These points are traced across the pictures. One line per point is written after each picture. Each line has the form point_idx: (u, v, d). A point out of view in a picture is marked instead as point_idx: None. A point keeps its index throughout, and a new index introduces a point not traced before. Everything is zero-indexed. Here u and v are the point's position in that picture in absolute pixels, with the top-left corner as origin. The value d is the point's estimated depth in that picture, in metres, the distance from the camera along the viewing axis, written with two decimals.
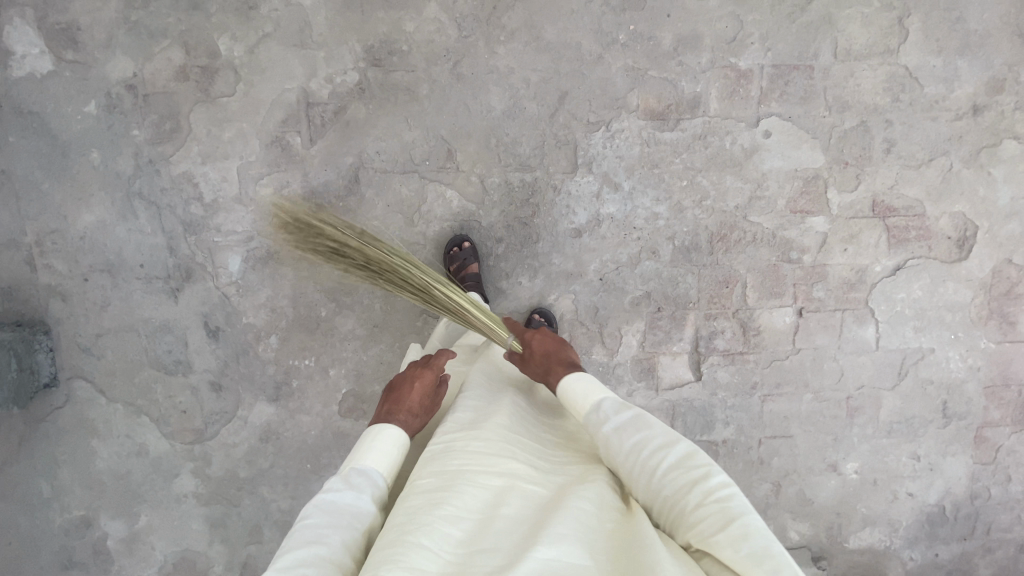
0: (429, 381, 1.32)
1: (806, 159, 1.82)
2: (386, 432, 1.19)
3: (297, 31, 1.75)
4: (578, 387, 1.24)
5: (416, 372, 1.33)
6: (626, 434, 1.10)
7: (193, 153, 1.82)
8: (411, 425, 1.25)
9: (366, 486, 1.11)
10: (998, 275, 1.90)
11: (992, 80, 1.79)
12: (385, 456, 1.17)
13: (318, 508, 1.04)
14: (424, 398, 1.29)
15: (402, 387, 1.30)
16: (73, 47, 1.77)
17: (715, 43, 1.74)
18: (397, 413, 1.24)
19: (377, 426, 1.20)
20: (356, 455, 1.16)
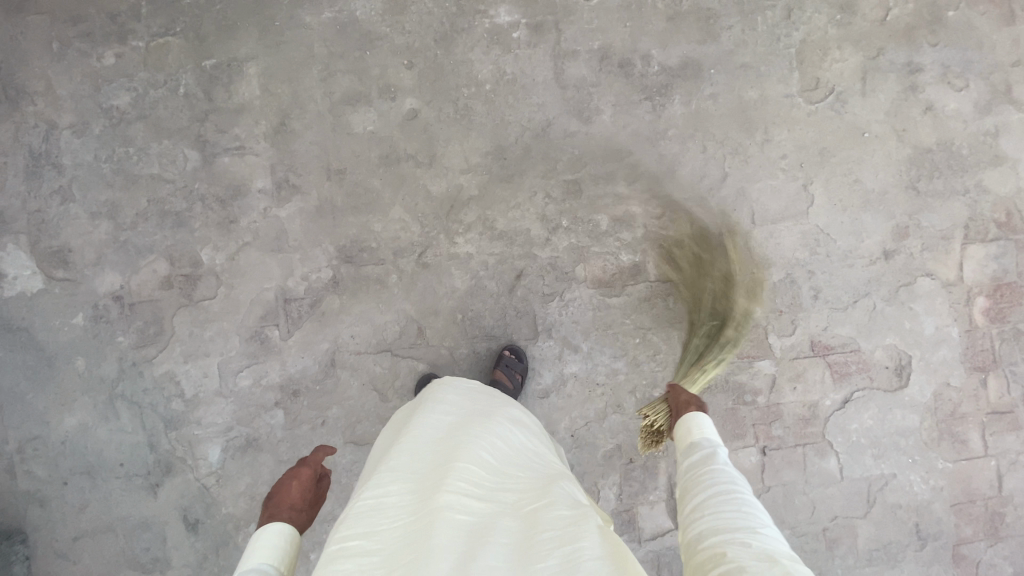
0: (307, 476, 1.23)
1: (744, 310, 2.00)
2: (269, 530, 1.07)
3: (274, 238, 1.93)
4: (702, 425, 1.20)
5: (291, 472, 1.24)
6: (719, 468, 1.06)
7: (176, 352, 1.93)
8: (298, 521, 1.14)
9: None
10: (940, 398, 2.03)
11: (896, 228, 2.02)
12: (274, 551, 1.05)
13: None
14: (306, 492, 1.19)
15: (277, 489, 1.19)
16: (63, 266, 1.91)
17: (646, 220, 1.99)
18: (278, 512, 1.12)
19: (259, 527, 1.09)
20: (241, 561, 1.03)
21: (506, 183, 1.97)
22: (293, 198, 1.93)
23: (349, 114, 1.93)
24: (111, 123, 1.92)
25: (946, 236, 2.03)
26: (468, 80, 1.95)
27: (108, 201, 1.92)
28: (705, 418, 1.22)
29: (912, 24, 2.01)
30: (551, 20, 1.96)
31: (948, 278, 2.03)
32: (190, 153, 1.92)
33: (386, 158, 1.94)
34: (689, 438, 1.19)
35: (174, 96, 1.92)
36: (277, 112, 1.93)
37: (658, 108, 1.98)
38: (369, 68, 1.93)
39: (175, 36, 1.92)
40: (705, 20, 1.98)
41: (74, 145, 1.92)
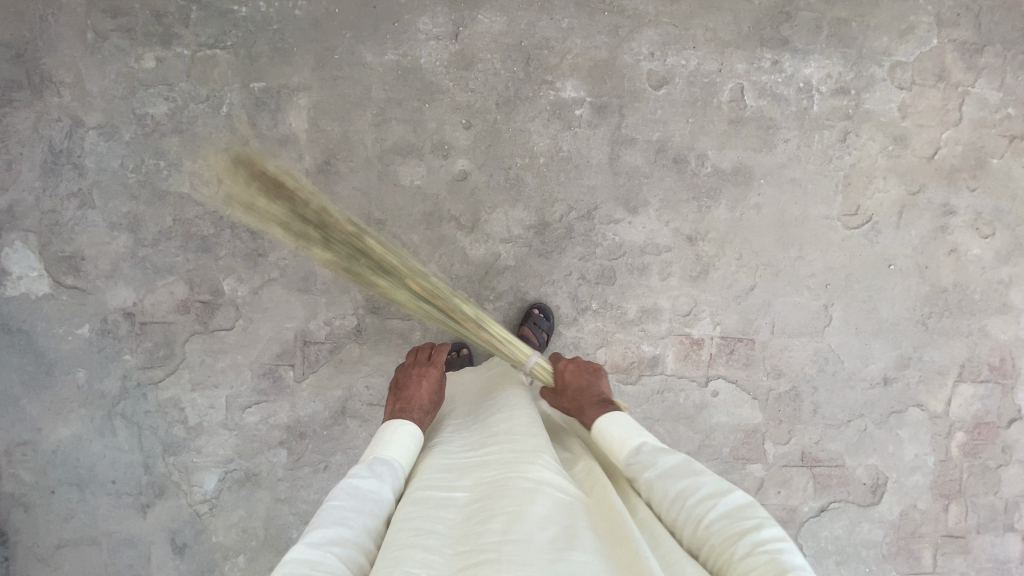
0: (434, 378, 1.44)
1: (747, 415, 2.09)
2: (404, 425, 1.25)
3: (302, 278, 1.89)
4: (615, 428, 1.27)
5: (422, 369, 1.44)
6: (673, 479, 1.12)
7: (184, 378, 1.88)
8: (422, 421, 1.33)
9: (390, 475, 1.14)
10: (905, 517, 2.19)
11: (899, 357, 2.12)
12: (404, 449, 1.21)
13: (345, 491, 1.05)
14: (432, 394, 1.39)
15: (410, 385, 1.40)
16: (74, 273, 1.83)
17: (672, 316, 2.02)
18: (409, 409, 1.31)
19: (394, 420, 1.26)
20: (380, 447, 1.19)
21: (544, 259, 1.97)
22: (327, 241, 1.88)
23: (398, 164, 1.88)
24: (143, 132, 1.81)
25: (942, 371, 2.14)
26: (523, 150, 1.93)
27: (131, 213, 1.82)
28: (610, 416, 1.31)
29: (955, 167, 2.06)
30: (616, 103, 1.94)
31: (935, 411, 2.16)
32: (225, 178, 1.83)
33: (429, 216, 1.91)
34: (613, 448, 1.25)
35: (215, 115, 1.82)
36: (323, 150, 1.85)
37: (703, 210, 2.00)
38: (425, 122, 1.88)
39: (225, 49, 1.80)
40: (765, 129, 2.00)
41: (100, 148, 1.81)
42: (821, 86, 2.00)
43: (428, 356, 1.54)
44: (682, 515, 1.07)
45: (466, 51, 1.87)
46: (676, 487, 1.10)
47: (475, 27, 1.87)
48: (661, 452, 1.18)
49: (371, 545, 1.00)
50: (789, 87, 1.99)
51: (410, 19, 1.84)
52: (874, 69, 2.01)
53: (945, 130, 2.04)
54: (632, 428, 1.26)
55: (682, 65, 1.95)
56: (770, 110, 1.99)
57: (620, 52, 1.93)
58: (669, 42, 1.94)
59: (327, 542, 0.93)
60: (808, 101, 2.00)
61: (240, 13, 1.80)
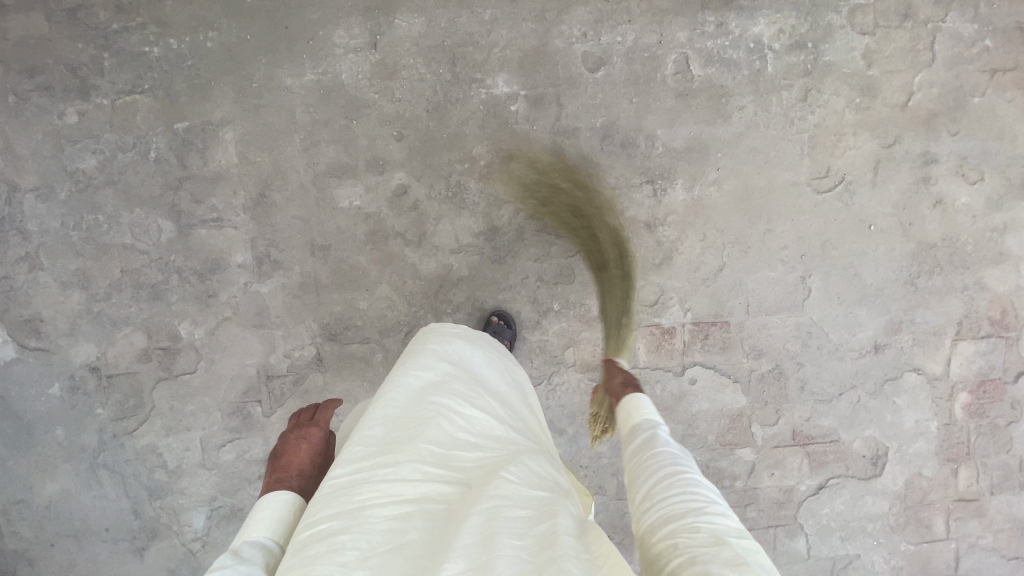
0: (319, 439, 1.17)
1: (729, 399, 2.01)
2: (278, 497, 1.01)
3: (256, 313, 1.87)
4: (632, 404, 1.14)
5: (304, 430, 1.18)
6: (655, 449, 0.99)
7: (157, 425, 1.91)
8: (308, 490, 1.09)
9: (262, 560, 0.90)
10: (911, 486, 2.09)
11: (889, 322, 2.00)
12: (278, 524, 0.97)
13: None
14: (317, 458, 1.14)
15: (288, 450, 1.13)
16: (36, 335, 1.85)
17: (639, 307, 1.94)
18: (287, 480, 1.06)
19: (265, 494, 1.01)
20: (242, 532, 0.96)
21: (497, 265, 1.90)
22: (274, 274, 1.85)
23: (334, 187, 1.83)
24: (77, 188, 1.80)
25: (939, 331, 2.01)
26: (462, 155, 1.84)
27: (80, 270, 1.83)
28: (638, 399, 1.15)
29: (933, 111, 1.90)
30: (553, 92, 1.83)
31: (934, 374, 2.03)
32: (165, 223, 1.82)
33: (373, 235, 1.86)
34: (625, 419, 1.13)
35: (144, 161, 1.79)
36: (256, 182, 1.81)
37: (659, 193, 1.89)
38: (356, 139, 1.81)
39: (143, 94, 1.77)
40: (717, 98, 1.86)
41: (39, 210, 1.81)
42: (774, 43, 1.85)
43: (310, 414, 1.24)
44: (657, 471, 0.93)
45: (387, 59, 1.79)
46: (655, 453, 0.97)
47: (393, 33, 1.78)
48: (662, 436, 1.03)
49: None
50: (738, 49, 1.84)
51: (324, 35, 1.76)
52: (832, 16, 1.85)
53: (918, 73, 1.88)
54: (652, 409, 1.13)
55: (619, 42, 1.82)
56: (720, 78, 1.85)
57: (550, 38, 1.81)
58: (602, 20, 1.81)
59: None
60: (761, 62, 1.85)
61: (153, 54, 1.76)
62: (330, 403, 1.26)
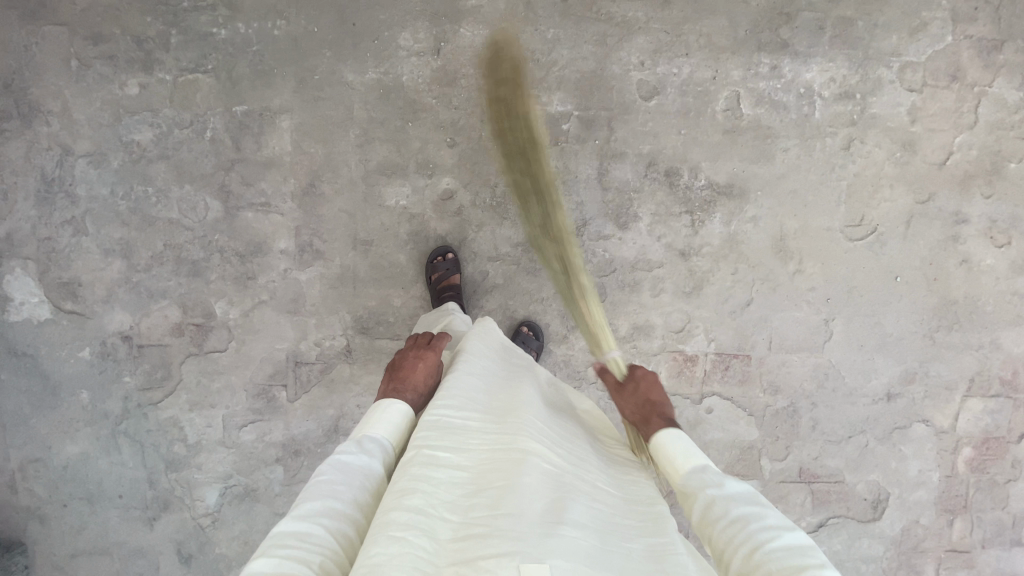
0: (434, 362, 1.30)
1: (743, 431, 2.05)
2: (395, 406, 1.19)
3: (292, 300, 1.90)
4: (676, 444, 1.17)
5: (421, 351, 1.32)
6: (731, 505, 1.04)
7: (182, 399, 1.93)
8: (415, 404, 1.24)
9: (379, 452, 1.12)
10: (908, 532, 2.14)
11: (904, 372, 2.05)
12: (394, 426, 1.17)
13: (332, 467, 1.06)
14: (429, 378, 1.28)
15: (406, 365, 1.29)
16: (72, 298, 1.87)
17: (665, 332, 1.98)
18: (403, 391, 1.24)
19: (386, 399, 1.21)
20: (363, 424, 1.17)
21: (532, 277, 1.94)
22: (314, 263, 1.89)
23: (383, 185, 1.86)
24: (130, 158, 1.82)
25: (950, 386, 2.06)
26: (510, 167, 1.88)
27: (123, 239, 1.85)
28: (670, 432, 1.19)
29: (969, 173, 1.95)
30: (605, 115, 1.88)
31: (941, 426, 2.08)
32: (212, 203, 1.84)
33: (415, 235, 1.89)
34: (670, 465, 1.17)
35: (199, 139, 1.82)
36: (308, 172, 1.84)
37: (697, 224, 1.94)
38: (409, 141, 1.84)
39: (206, 74, 1.79)
40: (763, 138, 1.91)
41: (89, 176, 1.82)
42: (824, 90, 1.90)
43: (428, 339, 1.40)
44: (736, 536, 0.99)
45: (449, 66, 1.82)
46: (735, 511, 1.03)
47: (458, 41, 1.81)
48: (723, 480, 1.10)
49: (358, 517, 1.00)
50: (788, 93, 1.89)
51: (390, 36, 1.80)
52: (882, 71, 1.90)
53: (959, 134, 1.93)
54: (696, 452, 1.16)
55: (675, 73, 1.86)
56: (768, 119, 1.90)
57: (609, 63, 1.85)
58: (661, 50, 1.85)
59: (317, 513, 0.96)
60: (810, 107, 1.90)
61: (219, 35, 1.78)
62: (446, 332, 1.41)
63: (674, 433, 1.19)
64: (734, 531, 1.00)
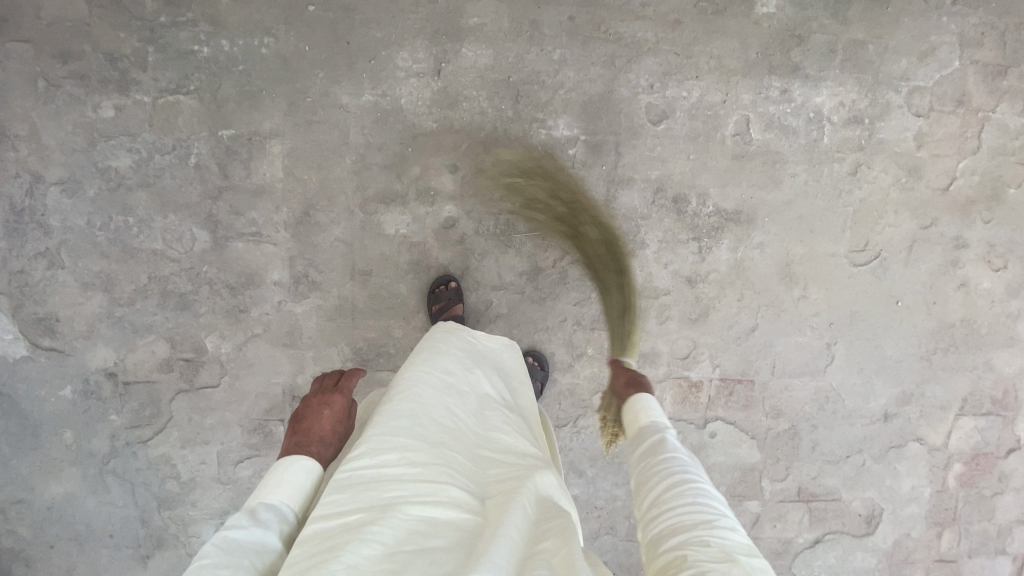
0: (340, 408, 1.11)
1: (745, 454, 2.07)
2: (298, 464, 0.99)
3: (287, 333, 1.82)
4: (647, 404, 1.17)
5: (325, 397, 1.12)
6: (671, 453, 1.02)
7: (173, 436, 1.85)
8: (326, 456, 1.05)
9: (277, 522, 0.92)
10: (899, 545, 2.20)
11: (901, 394, 2.08)
12: (296, 487, 0.97)
13: (218, 545, 0.83)
14: (338, 424, 1.10)
15: (307, 414, 1.09)
16: (50, 335, 1.76)
17: (670, 359, 1.97)
18: (306, 444, 1.04)
19: (284, 458, 1.00)
20: (258, 491, 0.96)
21: (537, 305, 1.89)
22: (310, 295, 1.80)
23: (382, 214, 1.78)
24: (107, 186, 1.70)
25: (944, 406, 2.10)
26: (514, 194, 1.81)
27: (103, 272, 1.74)
28: (648, 399, 1.20)
29: (971, 198, 1.96)
30: (612, 140, 1.81)
31: (934, 444, 2.13)
32: (199, 233, 1.74)
33: (416, 265, 1.82)
34: (635, 415, 1.17)
35: (183, 166, 1.70)
36: (301, 201, 1.74)
37: (703, 251, 1.91)
38: (409, 167, 1.76)
39: (188, 95, 1.66)
40: (771, 164, 1.87)
41: (64, 205, 1.70)
42: (834, 114, 1.86)
43: (334, 380, 1.20)
44: (663, 472, 0.98)
45: (449, 88, 1.73)
46: (672, 458, 1.01)
47: (459, 62, 1.72)
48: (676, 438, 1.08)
49: None
50: (798, 117, 1.85)
51: (387, 56, 1.69)
52: (891, 96, 1.87)
53: (963, 159, 1.93)
54: (662, 414, 1.16)
55: (684, 97, 1.81)
56: (777, 144, 1.86)
57: (616, 85, 1.78)
58: (670, 73, 1.79)
59: None
60: (819, 132, 1.87)
61: (202, 53, 1.65)
62: (353, 370, 1.23)
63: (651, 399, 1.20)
64: (658, 474, 0.98)
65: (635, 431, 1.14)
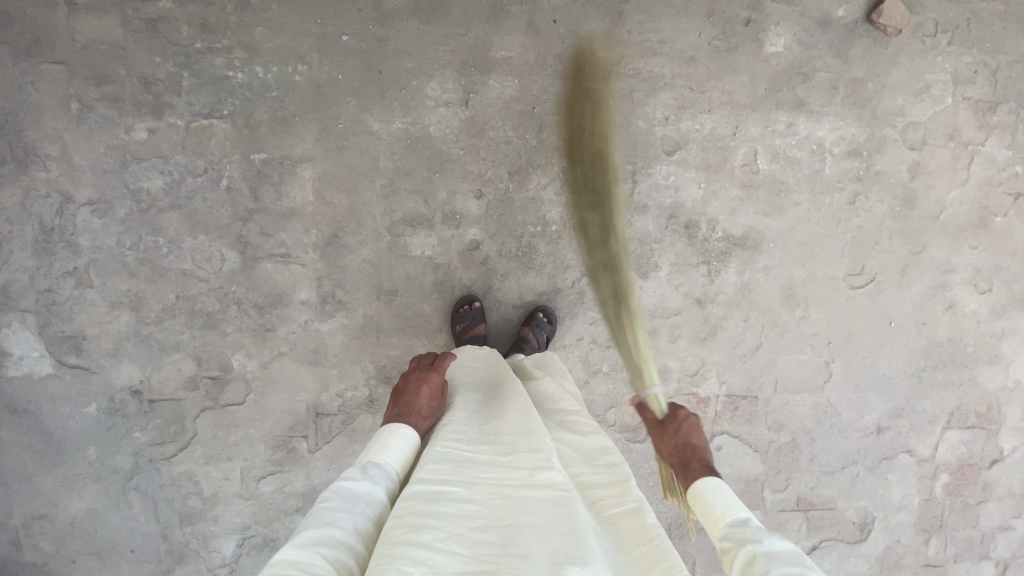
0: (436, 384, 1.27)
1: (748, 466, 2.18)
2: (401, 430, 1.11)
3: (313, 351, 1.86)
4: (718, 492, 1.07)
5: (423, 374, 1.28)
6: (776, 557, 0.92)
7: (197, 452, 1.88)
8: (422, 428, 1.18)
9: (384, 480, 1.02)
10: (888, 550, 2.33)
11: (893, 408, 2.21)
12: (400, 453, 1.08)
13: (336, 494, 0.94)
14: (433, 400, 1.24)
15: (408, 389, 1.24)
16: (76, 353, 1.77)
17: (680, 376, 2.06)
18: (407, 414, 1.18)
19: (389, 425, 1.13)
20: (368, 450, 1.07)
21: (555, 324, 1.97)
22: (337, 314, 1.85)
23: (408, 236, 1.83)
24: (139, 207, 1.72)
25: (932, 419, 2.24)
26: (536, 218, 1.89)
27: (132, 291, 1.76)
28: (715, 481, 1.10)
29: (959, 226, 2.10)
30: (629, 169, 1.90)
31: (923, 455, 2.27)
32: (229, 253, 1.77)
33: (440, 285, 1.88)
34: (708, 515, 1.06)
35: (214, 188, 1.73)
36: (331, 223, 1.79)
37: (713, 273, 2.01)
38: (436, 192, 1.82)
39: (222, 119, 1.71)
40: (777, 193, 1.98)
41: (94, 225, 1.72)
42: (835, 147, 1.98)
43: (429, 362, 1.36)
44: None
45: (477, 117, 1.80)
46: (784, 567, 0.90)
47: (486, 93, 1.79)
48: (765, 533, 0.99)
49: (363, 553, 0.88)
50: (802, 149, 1.97)
51: (418, 85, 1.76)
52: (887, 130, 2.00)
53: (952, 190, 2.07)
54: (734, 501, 1.06)
55: (697, 129, 1.91)
56: (783, 173, 1.97)
57: (634, 117, 1.87)
58: (685, 106, 1.89)
59: (317, 541, 0.83)
60: (821, 163, 1.99)
61: (236, 79, 1.70)
62: (445, 357, 1.38)
63: (718, 482, 1.10)
64: None
65: (715, 533, 1.03)
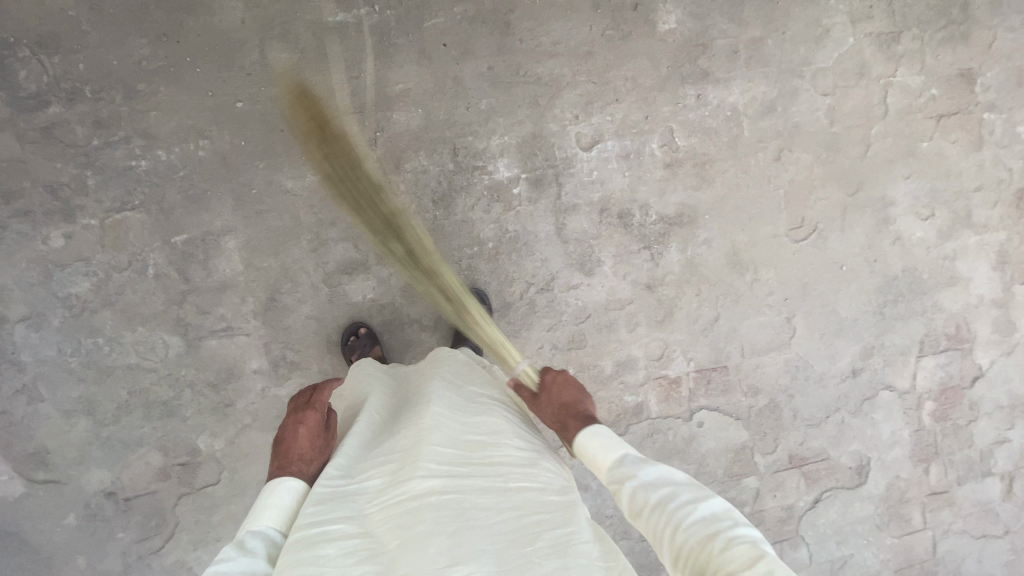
0: (315, 422, 1.18)
1: (734, 435, 2.18)
2: (284, 486, 1.07)
3: (276, 417, 1.85)
4: (595, 439, 1.14)
5: (298, 415, 1.19)
6: (652, 487, 1.03)
7: (185, 539, 1.86)
8: (308, 473, 1.13)
9: (265, 549, 1.01)
10: (891, 487, 2.32)
11: (863, 350, 2.22)
12: (285, 509, 1.06)
13: None
14: (315, 439, 1.17)
15: (285, 434, 1.16)
16: (43, 468, 1.77)
17: (647, 362, 2.06)
18: (289, 464, 1.12)
19: (271, 482, 1.08)
20: (251, 518, 1.04)
21: (513, 338, 1.97)
22: (292, 375, 1.84)
23: (345, 284, 1.83)
24: (71, 314, 1.72)
25: (905, 351, 2.25)
26: (470, 239, 1.89)
27: (84, 397, 1.75)
28: (591, 428, 1.16)
29: (888, 159, 2.11)
30: (551, 172, 1.91)
31: (904, 388, 2.28)
32: (171, 339, 1.76)
33: (388, 325, 1.87)
34: (594, 460, 1.13)
35: (143, 278, 1.73)
36: (266, 288, 1.78)
37: (656, 256, 2.01)
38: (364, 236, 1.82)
39: (135, 210, 1.70)
40: (702, 165, 1.99)
41: (33, 339, 1.72)
42: (749, 108, 1.99)
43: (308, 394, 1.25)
44: (658, 519, 0.98)
45: (389, 154, 1.81)
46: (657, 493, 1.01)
47: (393, 128, 1.81)
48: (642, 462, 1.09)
49: None
50: (716, 118, 1.98)
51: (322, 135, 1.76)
52: (796, 82, 2.01)
53: (874, 125, 2.08)
54: (616, 439, 1.14)
55: (610, 120, 1.91)
56: (703, 145, 1.98)
57: (546, 122, 1.88)
58: (591, 101, 1.90)
59: None
60: (739, 128, 2.00)
61: (139, 167, 1.70)
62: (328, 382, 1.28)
63: (594, 428, 1.16)
64: (657, 516, 0.99)
65: (603, 476, 1.12)
